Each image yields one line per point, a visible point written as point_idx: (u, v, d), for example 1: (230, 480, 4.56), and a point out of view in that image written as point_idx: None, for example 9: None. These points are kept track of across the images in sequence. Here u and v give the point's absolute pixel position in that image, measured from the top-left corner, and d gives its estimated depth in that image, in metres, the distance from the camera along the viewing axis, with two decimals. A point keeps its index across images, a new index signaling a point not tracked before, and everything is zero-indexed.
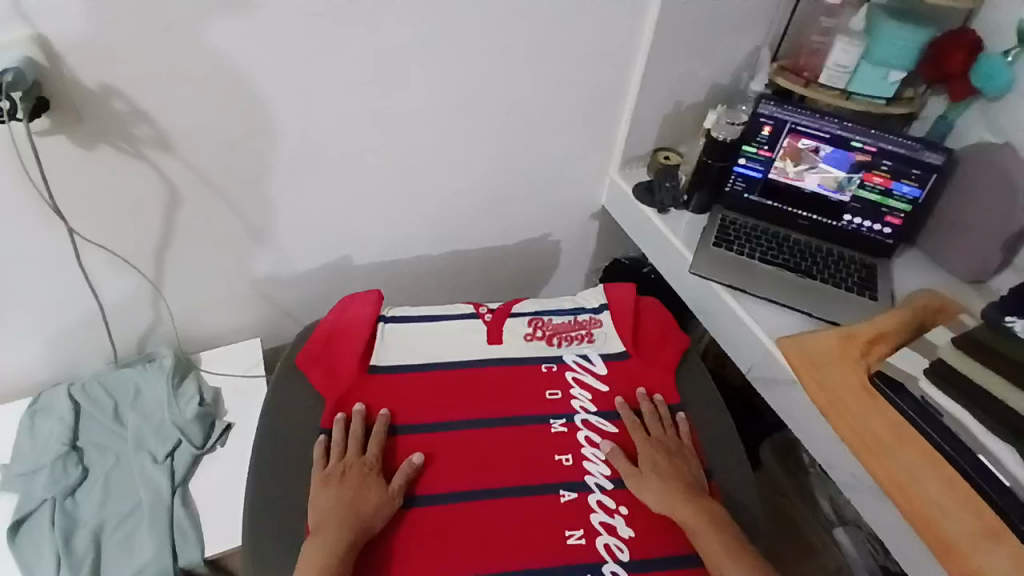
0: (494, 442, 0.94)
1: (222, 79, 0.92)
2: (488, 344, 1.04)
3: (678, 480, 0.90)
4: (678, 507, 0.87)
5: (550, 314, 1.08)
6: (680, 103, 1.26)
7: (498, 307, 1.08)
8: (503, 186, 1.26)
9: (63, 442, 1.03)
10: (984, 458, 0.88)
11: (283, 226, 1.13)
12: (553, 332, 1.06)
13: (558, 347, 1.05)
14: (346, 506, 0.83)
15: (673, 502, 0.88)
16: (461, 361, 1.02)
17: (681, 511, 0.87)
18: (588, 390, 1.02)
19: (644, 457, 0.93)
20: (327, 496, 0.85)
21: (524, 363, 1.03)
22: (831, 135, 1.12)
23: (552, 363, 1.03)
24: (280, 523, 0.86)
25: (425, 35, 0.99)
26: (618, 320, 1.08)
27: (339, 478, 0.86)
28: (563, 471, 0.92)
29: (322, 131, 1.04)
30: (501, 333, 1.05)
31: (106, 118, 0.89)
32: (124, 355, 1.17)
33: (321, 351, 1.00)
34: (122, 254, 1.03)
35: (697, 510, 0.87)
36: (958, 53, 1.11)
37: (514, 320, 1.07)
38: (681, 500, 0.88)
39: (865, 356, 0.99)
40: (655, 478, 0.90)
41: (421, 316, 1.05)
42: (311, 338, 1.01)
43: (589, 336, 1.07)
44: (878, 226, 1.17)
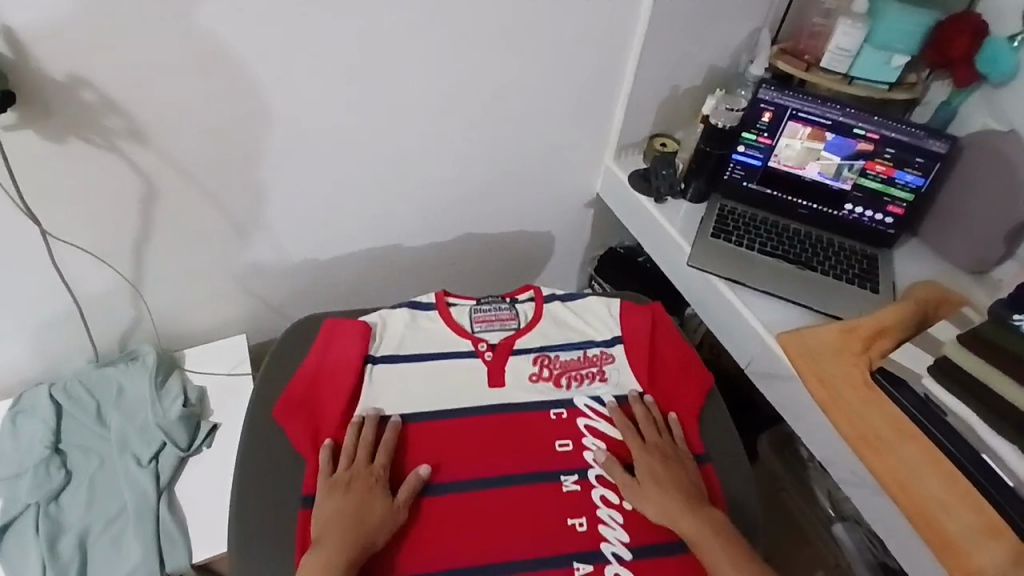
0: (503, 508, 0.86)
1: (197, 69, 0.88)
2: (489, 387, 0.96)
3: (678, 489, 0.86)
4: (679, 521, 0.84)
5: (558, 350, 1.00)
6: (677, 87, 1.22)
7: (498, 342, 0.99)
8: (494, 175, 1.22)
9: (46, 445, 1.00)
10: (987, 456, 0.86)
11: (266, 220, 1.09)
12: (561, 371, 0.98)
13: (568, 388, 0.97)
14: (352, 520, 0.79)
15: (675, 515, 0.84)
16: (460, 409, 0.94)
17: (683, 525, 0.83)
18: (602, 439, 0.94)
19: (641, 466, 0.89)
20: (330, 508, 0.81)
21: (532, 408, 0.95)
22: (834, 122, 1.09)
23: (562, 408, 0.95)
24: (272, 531, 0.83)
25: (411, 19, 0.94)
26: (631, 355, 1.01)
27: (346, 487, 0.83)
28: (577, 538, 0.85)
29: (306, 121, 0.99)
30: (503, 374, 0.97)
31: (76, 110, 0.84)
32: (105, 352, 1.14)
33: (304, 400, 0.92)
34: (99, 251, 1.00)
35: (700, 522, 0.83)
36: (963, 36, 1.07)
37: (518, 358, 0.98)
38: (683, 513, 0.84)
39: (868, 350, 0.97)
40: (650, 488, 0.87)
41: (416, 354, 0.97)
42: (293, 383, 0.93)
43: (601, 373, 1.00)
44: (880, 216, 1.14)
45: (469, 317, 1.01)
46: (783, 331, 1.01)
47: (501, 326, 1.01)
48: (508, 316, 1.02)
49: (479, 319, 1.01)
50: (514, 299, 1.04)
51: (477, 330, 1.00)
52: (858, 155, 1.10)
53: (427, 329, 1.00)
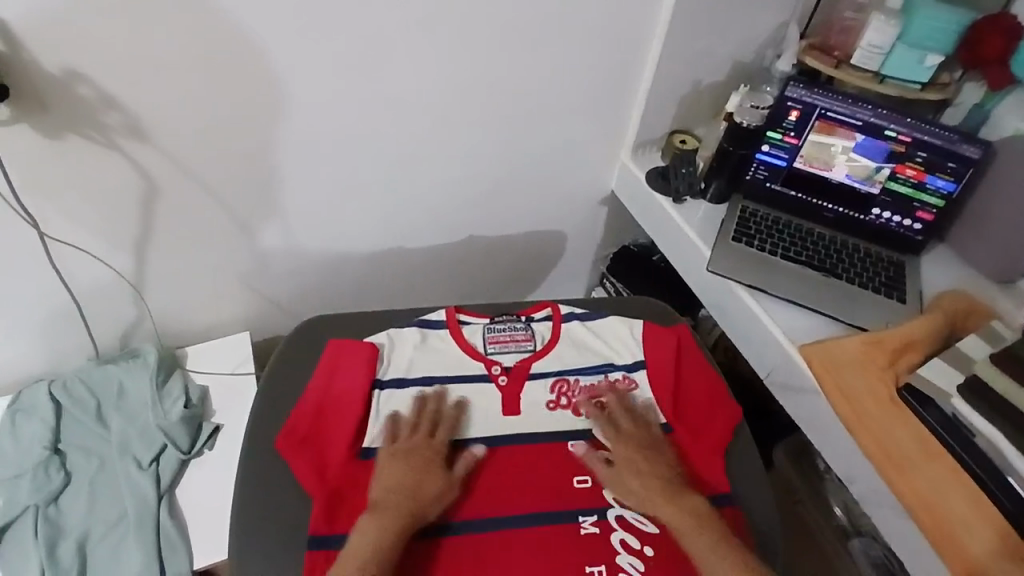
0: (516, 552, 0.81)
1: (199, 61, 0.84)
2: (503, 416, 0.93)
3: (657, 481, 0.85)
4: (664, 514, 0.82)
5: (577, 375, 0.97)
6: (698, 82, 1.16)
7: (515, 366, 0.97)
8: (507, 171, 1.18)
9: (46, 445, 0.98)
10: (1013, 479, 0.83)
11: (271, 217, 1.05)
12: (580, 399, 0.96)
13: (586, 417, 0.94)
14: (408, 487, 0.81)
15: (661, 508, 0.83)
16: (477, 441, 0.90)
17: (672, 517, 0.82)
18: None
19: (619, 457, 0.88)
20: (391, 474, 0.83)
21: (550, 441, 0.91)
22: (864, 123, 1.04)
23: (580, 441, 0.92)
24: (273, 548, 0.80)
25: (423, 10, 0.90)
26: (653, 379, 0.97)
27: (406, 458, 0.85)
28: None
29: (313, 115, 0.95)
30: (519, 403, 0.94)
31: (71, 105, 0.80)
32: (105, 350, 1.11)
33: (308, 431, 0.88)
34: (97, 248, 0.96)
35: (689, 514, 0.82)
36: (997, 38, 1.03)
37: (534, 384, 0.96)
38: (664, 505, 0.83)
39: (895, 365, 0.94)
40: (630, 476, 0.86)
41: (434, 377, 0.95)
42: (299, 412, 0.89)
43: (623, 401, 0.96)
44: (908, 222, 1.10)
45: (483, 337, 0.99)
46: (809, 342, 0.98)
47: (516, 348, 0.98)
48: (523, 337, 0.99)
49: (492, 340, 0.99)
50: (530, 318, 1.02)
51: (491, 352, 0.98)
52: (890, 157, 1.05)
53: (440, 350, 0.97)
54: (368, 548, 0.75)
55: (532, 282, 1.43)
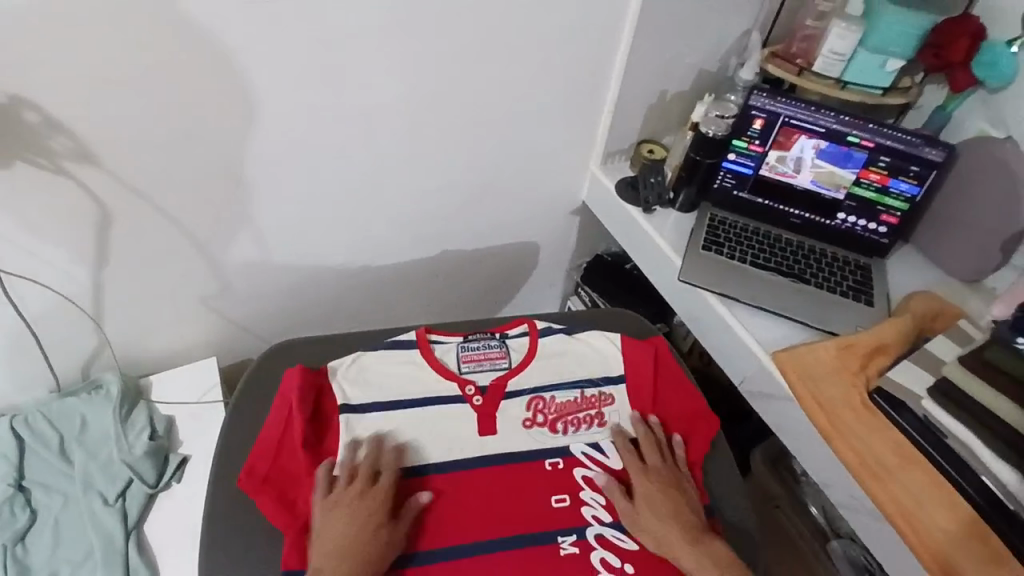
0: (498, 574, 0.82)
1: (155, 83, 0.81)
2: (478, 436, 0.92)
3: (677, 518, 0.85)
4: (677, 550, 0.83)
5: (552, 392, 0.97)
6: (665, 91, 1.17)
7: (489, 387, 0.95)
8: (477, 185, 1.17)
9: (9, 483, 0.94)
10: (986, 477, 0.84)
11: (235, 238, 1.03)
12: (556, 416, 0.95)
13: (563, 435, 0.94)
14: (351, 547, 0.77)
15: (673, 544, 0.83)
16: (453, 462, 0.90)
17: (682, 555, 0.82)
18: (602, 493, 0.90)
19: (641, 492, 0.88)
20: (335, 530, 0.79)
21: (526, 460, 0.91)
22: (827, 130, 1.06)
23: (558, 459, 0.92)
24: None
25: (383, 24, 0.88)
26: (634, 393, 0.99)
27: (358, 496, 0.82)
28: None
29: (274, 133, 0.93)
30: (494, 423, 0.93)
31: (19, 131, 0.78)
32: (67, 381, 1.08)
33: (269, 470, 0.87)
34: (52, 276, 0.93)
35: (700, 553, 0.82)
36: (962, 40, 1.04)
37: (509, 402, 0.95)
38: (680, 543, 0.83)
39: (865, 368, 0.95)
40: (648, 512, 0.86)
41: (412, 400, 0.93)
42: (257, 452, 0.88)
43: (600, 417, 0.97)
44: (873, 225, 1.11)
45: (457, 356, 0.97)
46: (781, 349, 0.98)
47: (490, 366, 0.97)
48: (498, 355, 0.98)
49: (466, 359, 0.97)
50: (504, 334, 1.00)
51: (465, 372, 0.96)
52: (853, 163, 1.07)
53: (414, 375, 0.95)
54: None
55: (506, 295, 1.43)
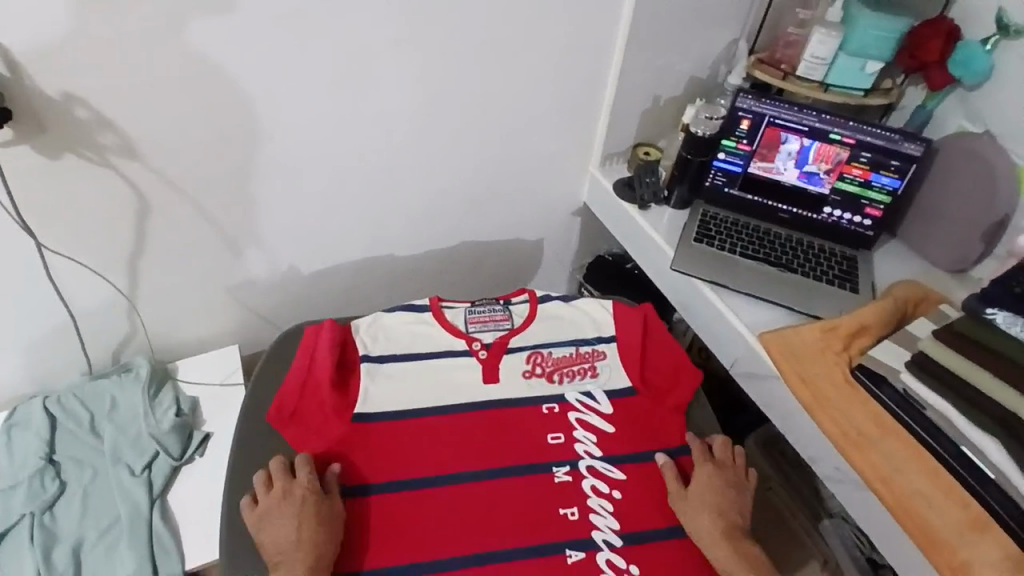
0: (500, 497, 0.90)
1: (190, 85, 0.90)
2: (485, 383, 0.99)
3: (727, 517, 0.89)
4: (716, 545, 0.86)
5: (550, 347, 1.04)
6: (658, 97, 1.25)
7: (493, 341, 1.02)
8: (484, 186, 1.25)
9: (41, 457, 1.01)
10: (967, 449, 0.87)
11: (257, 232, 1.11)
12: (553, 368, 1.02)
13: (560, 384, 1.01)
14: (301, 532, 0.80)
15: (715, 538, 0.87)
16: (456, 406, 0.97)
17: (719, 549, 0.86)
18: (594, 432, 0.98)
19: (700, 489, 0.91)
20: (279, 530, 0.81)
21: (523, 405, 0.99)
22: (810, 128, 1.12)
23: (553, 403, 1.00)
24: None
25: (396, 32, 0.97)
26: (624, 356, 1.05)
27: (285, 504, 0.83)
28: (569, 527, 0.89)
29: (295, 132, 1.02)
30: (497, 371, 1.00)
31: (70, 126, 0.87)
32: (98, 366, 1.16)
33: (296, 407, 0.94)
34: (92, 263, 1.02)
35: (738, 550, 0.86)
36: (937, 40, 1.11)
37: (512, 356, 1.02)
38: (722, 538, 0.87)
39: (848, 348, 0.99)
40: (700, 515, 0.89)
41: (425, 354, 1.00)
42: (284, 391, 0.95)
43: (592, 369, 1.03)
44: (858, 218, 1.17)
45: (465, 319, 1.04)
46: (768, 331, 1.03)
47: (494, 327, 1.04)
48: (502, 317, 1.05)
49: (473, 320, 1.04)
50: (507, 301, 1.08)
51: (472, 331, 1.03)
52: (818, 176, 1.15)
53: (428, 335, 1.02)
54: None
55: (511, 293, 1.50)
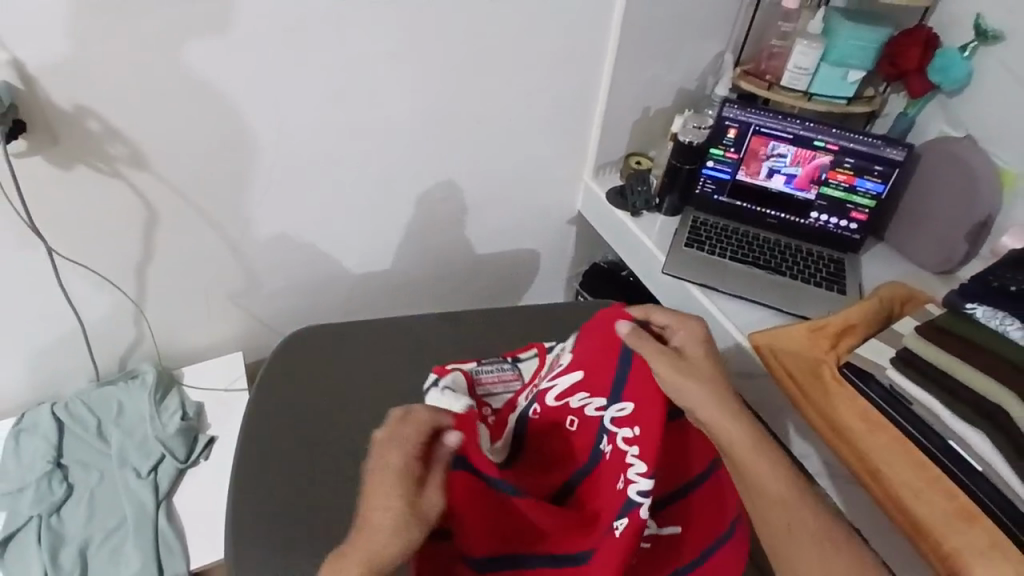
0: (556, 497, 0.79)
1: (196, 97, 0.95)
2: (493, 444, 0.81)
3: (717, 384, 0.79)
4: (722, 419, 0.76)
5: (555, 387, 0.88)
6: (648, 108, 1.29)
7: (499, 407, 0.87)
8: (481, 195, 1.29)
9: (48, 460, 1.04)
10: (954, 443, 0.88)
11: (260, 241, 1.15)
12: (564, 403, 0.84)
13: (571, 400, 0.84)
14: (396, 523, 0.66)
15: (718, 413, 0.76)
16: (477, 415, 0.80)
17: (724, 423, 0.76)
18: (576, 390, 0.82)
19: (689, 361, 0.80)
20: (385, 496, 0.67)
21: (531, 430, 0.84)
22: (795, 136, 1.15)
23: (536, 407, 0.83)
24: (270, 511, 0.89)
25: (392, 46, 1.01)
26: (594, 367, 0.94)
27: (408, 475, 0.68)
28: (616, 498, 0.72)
29: (298, 143, 1.06)
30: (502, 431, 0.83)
31: (83, 138, 0.91)
32: (105, 373, 1.19)
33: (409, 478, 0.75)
34: (101, 271, 1.05)
35: (737, 419, 0.77)
36: (915, 49, 1.15)
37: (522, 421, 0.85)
38: (721, 409, 0.77)
39: (836, 347, 1.02)
40: (695, 383, 0.77)
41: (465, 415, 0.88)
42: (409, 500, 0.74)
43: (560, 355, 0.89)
44: (844, 223, 1.20)
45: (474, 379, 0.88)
46: (758, 332, 1.06)
47: (505, 389, 0.89)
48: (511, 376, 0.91)
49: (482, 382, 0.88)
50: (515, 358, 0.94)
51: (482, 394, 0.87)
52: (796, 176, 1.19)
53: None
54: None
55: (509, 302, 1.53)
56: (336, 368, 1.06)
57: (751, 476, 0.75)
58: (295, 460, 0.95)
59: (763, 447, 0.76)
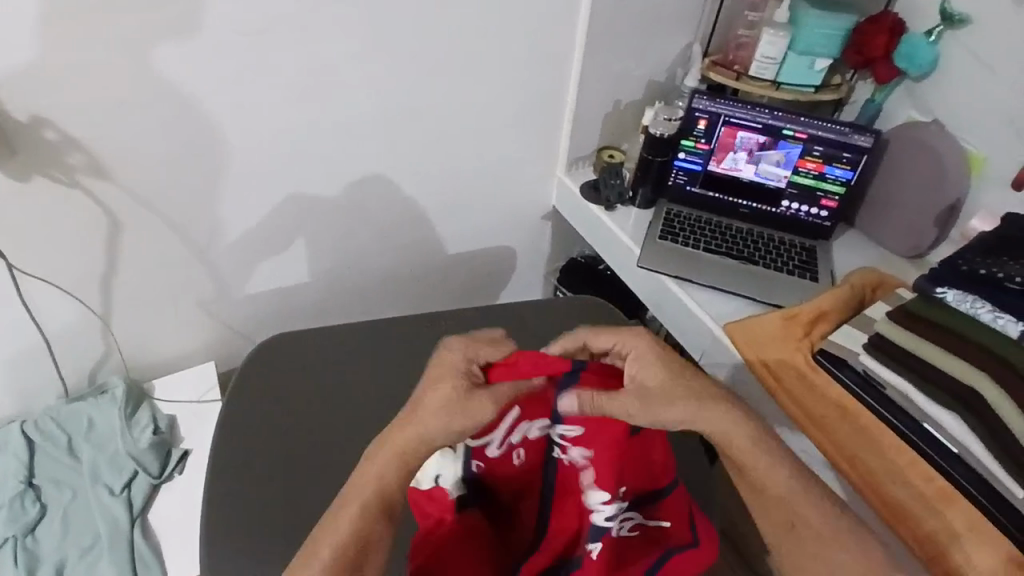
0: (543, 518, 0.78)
1: (156, 104, 0.92)
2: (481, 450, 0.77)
3: (699, 392, 0.71)
4: (715, 427, 0.71)
5: None
6: (619, 101, 1.28)
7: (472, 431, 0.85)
8: (453, 194, 1.28)
9: (20, 480, 1.02)
10: (928, 425, 0.89)
11: (230, 248, 1.13)
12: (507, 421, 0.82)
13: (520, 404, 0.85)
14: (444, 407, 0.67)
15: (706, 421, 0.71)
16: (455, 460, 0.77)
17: (717, 429, 0.71)
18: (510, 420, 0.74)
19: (650, 386, 0.70)
20: (434, 398, 0.69)
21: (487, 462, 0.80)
22: (764, 125, 1.16)
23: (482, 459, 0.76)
24: (247, 524, 0.88)
25: (356, 46, 1.00)
26: None
27: (463, 394, 0.68)
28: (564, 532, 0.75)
29: (264, 147, 1.04)
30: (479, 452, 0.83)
31: (39, 148, 0.89)
32: (74, 388, 1.16)
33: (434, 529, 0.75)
34: (65, 285, 1.03)
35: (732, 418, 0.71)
36: (881, 36, 1.16)
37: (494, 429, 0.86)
38: (713, 419, 0.71)
39: (809, 334, 1.02)
40: (664, 410, 0.69)
41: None
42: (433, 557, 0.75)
43: None
44: (815, 210, 1.21)
45: None
46: (732, 323, 1.06)
47: None
48: None
49: None
50: None
51: None
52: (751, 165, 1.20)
53: None
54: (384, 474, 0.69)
55: (486, 300, 1.52)
56: (310, 374, 1.04)
57: (758, 476, 0.72)
58: (271, 471, 0.93)
59: (763, 446, 0.72)
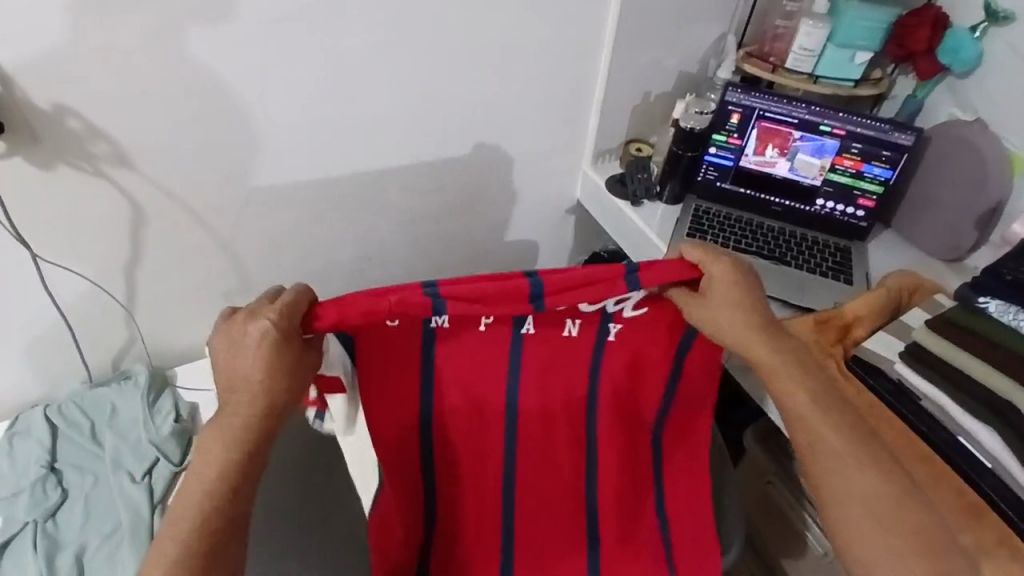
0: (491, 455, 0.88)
1: (177, 94, 0.91)
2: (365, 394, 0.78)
3: (758, 317, 0.75)
4: (752, 352, 0.75)
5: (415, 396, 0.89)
6: (648, 93, 1.25)
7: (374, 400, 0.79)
8: (477, 186, 1.25)
9: (42, 464, 1.03)
10: (962, 437, 0.86)
11: (252, 238, 1.12)
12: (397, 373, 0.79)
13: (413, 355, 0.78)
14: (273, 372, 0.67)
15: (742, 344, 0.75)
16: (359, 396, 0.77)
17: (752, 351, 0.74)
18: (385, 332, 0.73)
19: (720, 299, 0.74)
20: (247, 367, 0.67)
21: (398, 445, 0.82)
22: (800, 120, 1.12)
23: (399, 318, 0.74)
24: None
25: (382, 35, 0.98)
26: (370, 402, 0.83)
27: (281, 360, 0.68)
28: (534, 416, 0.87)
29: (288, 139, 1.03)
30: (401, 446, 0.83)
31: (63, 137, 0.88)
32: (97, 374, 1.16)
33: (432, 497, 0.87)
34: (88, 272, 1.03)
35: (770, 347, 0.74)
36: (923, 29, 1.11)
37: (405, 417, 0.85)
38: (749, 341, 0.74)
39: (842, 340, 0.99)
40: (724, 322, 0.74)
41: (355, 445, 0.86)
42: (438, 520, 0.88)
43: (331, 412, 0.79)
44: (851, 209, 1.17)
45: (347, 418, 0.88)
46: None
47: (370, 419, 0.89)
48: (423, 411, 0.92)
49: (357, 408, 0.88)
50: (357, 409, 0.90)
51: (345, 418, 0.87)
52: (788, 166, 1.16)
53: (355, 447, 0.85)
54: (234, 434, 0.68)
55: None
56: None
57: (784, 401, 0.74)
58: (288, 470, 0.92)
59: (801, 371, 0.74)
